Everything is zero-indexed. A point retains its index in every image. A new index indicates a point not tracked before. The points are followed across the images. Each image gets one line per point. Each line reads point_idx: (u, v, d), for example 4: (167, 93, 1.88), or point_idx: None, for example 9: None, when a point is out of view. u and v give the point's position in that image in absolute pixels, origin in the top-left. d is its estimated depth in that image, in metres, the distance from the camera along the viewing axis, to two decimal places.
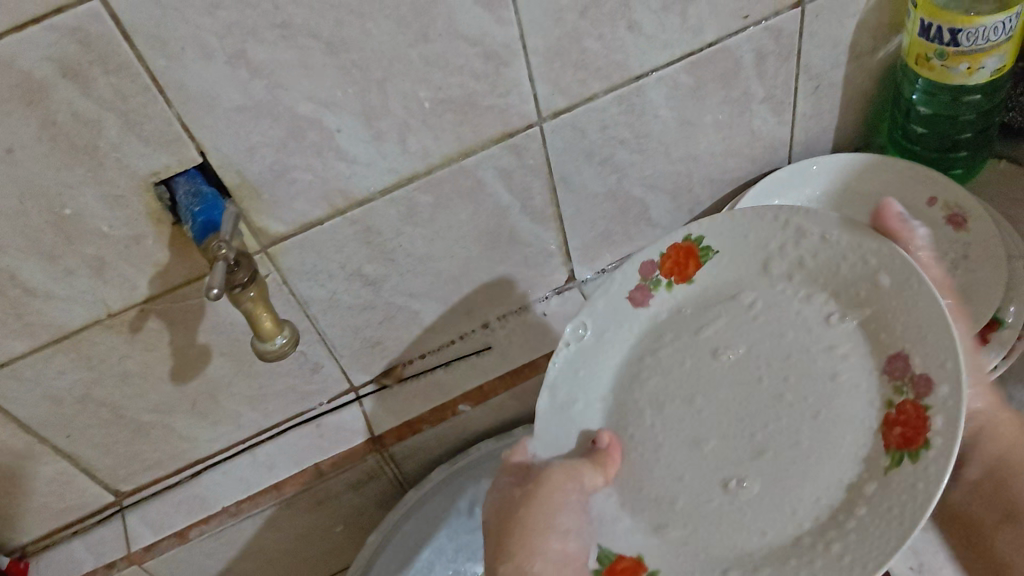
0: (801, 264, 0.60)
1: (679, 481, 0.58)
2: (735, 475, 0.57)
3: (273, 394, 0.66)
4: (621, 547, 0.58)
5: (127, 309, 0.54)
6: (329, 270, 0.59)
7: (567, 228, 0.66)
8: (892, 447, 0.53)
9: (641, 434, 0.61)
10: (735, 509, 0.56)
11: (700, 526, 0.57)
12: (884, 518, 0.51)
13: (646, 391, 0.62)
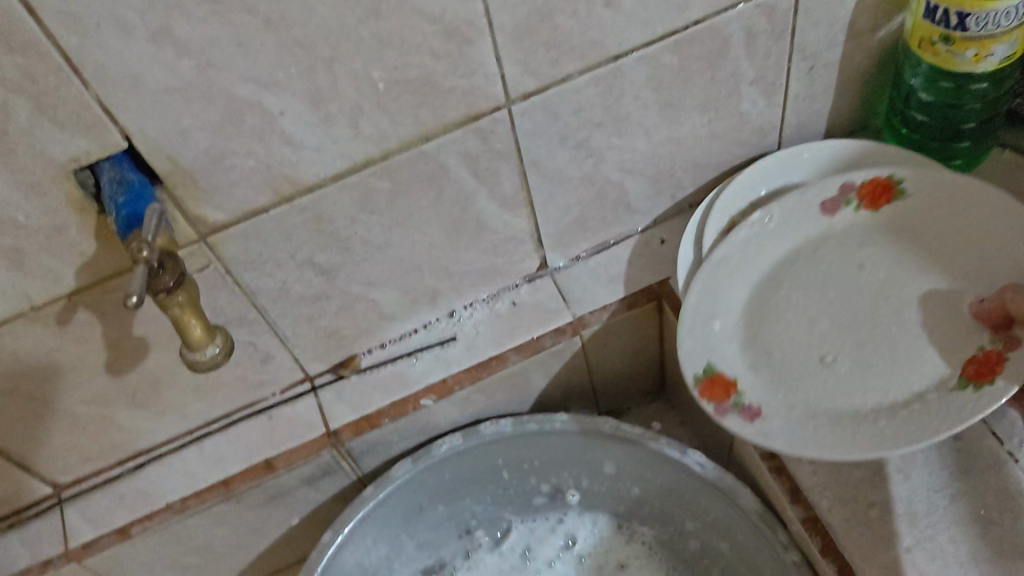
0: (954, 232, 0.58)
1: (770, 355, 0.58)
2: (828, 350, 0.58)
3: (222, 384, 0.62)
4: (724, 365, 0.58)
5: (53, 302, 0.50)
6: (277, 259, 0.55)
7: (540, 214, 0.62)
8: (963, 375, 0.53)
9: (771, 310, 0.60)
10: (825, 377, 0.57)
11: (781, 383, 0.57)
12: (929, 419, 0.52)
13: (796, 286, 0.61)
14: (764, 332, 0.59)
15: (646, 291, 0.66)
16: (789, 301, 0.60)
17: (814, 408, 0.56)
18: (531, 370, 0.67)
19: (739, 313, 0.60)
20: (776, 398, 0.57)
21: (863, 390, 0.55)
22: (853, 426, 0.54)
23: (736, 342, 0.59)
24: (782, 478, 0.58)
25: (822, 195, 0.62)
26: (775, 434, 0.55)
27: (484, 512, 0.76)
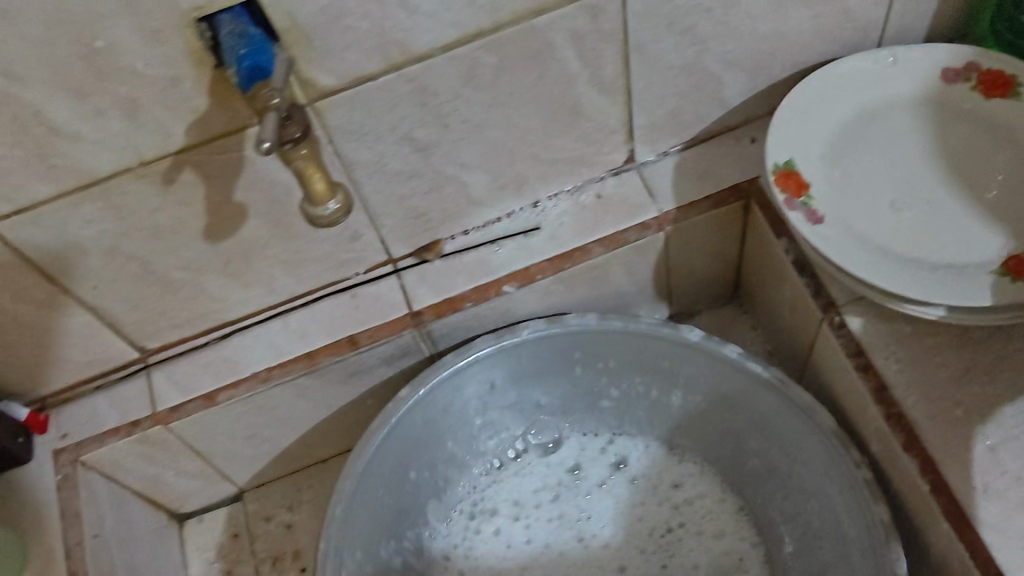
0: None
1: (843, 184, 0.59)
2: (898, 200, 0.58)
3: (309, 259, 0.63)
4: (803, 168, 0.59)
5: (161, 159, 0.50)
6: (378, 131, 0.54)
7: (635, 103, 0.61)
8: (1004, 264, 0.53)
9: (855, 150, 0.60)
10: (888, 218, 0.57)
11: (848, 206, 0.58)
12: (963, 282, 0.53)
13: (882, 138, 0.61)
14: (845, 166, 0.60)
15: (733, 189, 0.65)
16: (875, 150, 0.60)
17: (870, 237, 0.56)
18: (614, 263, 0.66)
19: (827, 137, 0.60)
20: (842, 212, 0.57)
21: (917, 241, 0.56)
22: (902, 261, 0.54)
23: (815, 159, 0.60)
24: (868, 377, 0.57)
25: (938, 65, 0.61)
26: (821, 233, 0.56)
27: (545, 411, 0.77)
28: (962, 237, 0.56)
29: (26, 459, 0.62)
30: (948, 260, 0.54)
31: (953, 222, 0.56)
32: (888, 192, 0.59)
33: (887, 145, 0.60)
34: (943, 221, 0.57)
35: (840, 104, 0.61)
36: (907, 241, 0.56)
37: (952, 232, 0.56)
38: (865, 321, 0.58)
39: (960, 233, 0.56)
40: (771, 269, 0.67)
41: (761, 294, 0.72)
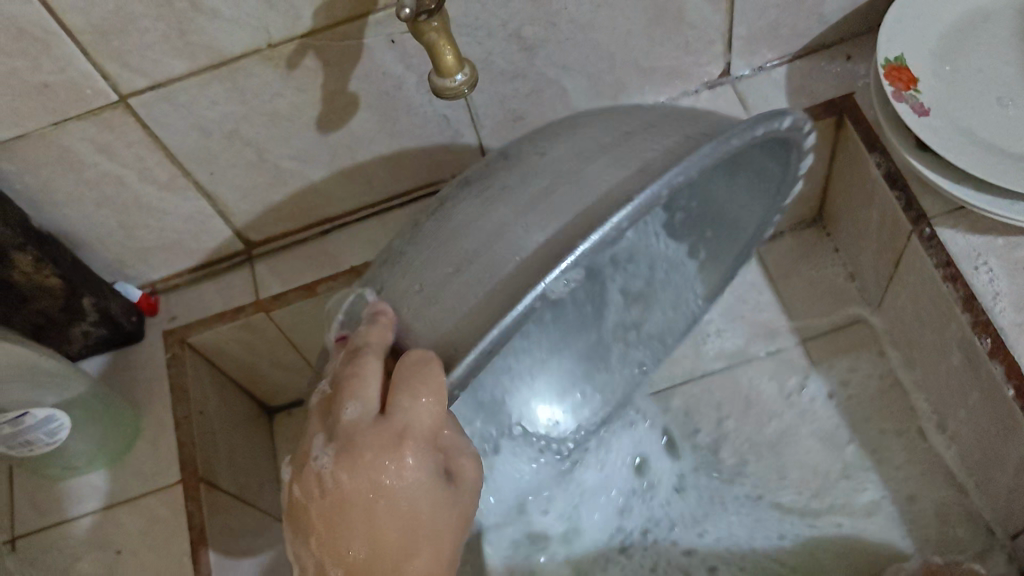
0: None
1: (951, 79, 0.59)
2: (1005, 99, 0.58)
3: (411, 159, 0.65)
4: (911, 64, 0.60)
5: (287, 42, 0.52)
6: (490, 26, 0.56)
7: (735, 13, 0.62)
8: None
9: (964, 50, 0.61)
10: (994, 114, 0.57)
11: (954, 99, 0.58)
12: None
13: (991, 41, 0.61)
14: (953, 64, 0.60)
15: (828, 104, 0.66)
16: (983, 52, 0.61)
17: (973, 130, 0.57)
18: None
19: (937, 36, 0.61)
20: (949, 107, 0.58)
21: (1020, 137, 0.56)
22: (1001, 155, 0.55)
23: (924, 56, 0.60)
24: (957, 286, 0.57)
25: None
26: (925, 121, 0.57)
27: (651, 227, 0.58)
28: None
29: (138, 337, 0.66)
30: None
31: None
32: (993, 90, 0.59)
33: (994, 46, 0.61)
34: None
35: (951, 8, 0.62)
36: (1009, 136, 0.56)
37: None
38: (955, 232, 0.59)
39: None
40: (859, 188, 0.68)
41: (846, 215, 0.73)
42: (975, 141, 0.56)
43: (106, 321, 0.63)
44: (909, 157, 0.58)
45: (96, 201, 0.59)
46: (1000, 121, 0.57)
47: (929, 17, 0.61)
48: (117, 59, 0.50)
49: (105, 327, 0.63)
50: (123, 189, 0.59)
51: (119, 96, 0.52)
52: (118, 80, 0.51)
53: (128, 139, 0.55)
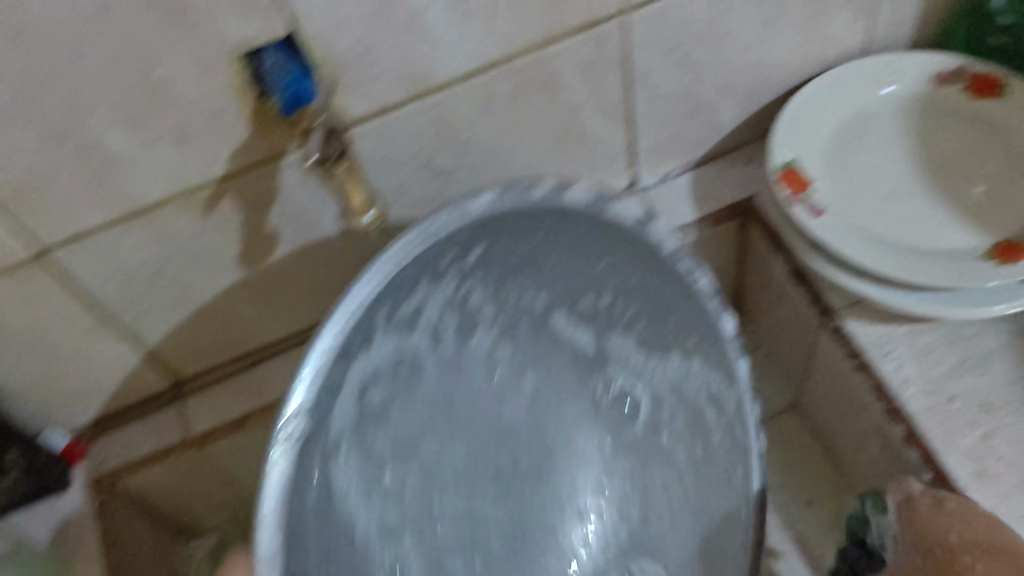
0: (1011, 153, 0.62)
1: (838, 181, 0.62)
2: (889, 196, 0.62)
3: (335, 286, 0.66)
4: (803, 165, 0.62)
5: (204, 187, 0.54)
6: (401, 156, 0.58)
7: (634, 130, 0.66)
8: (989, 254, 0.57)
9: (849, 150, 0.64)
10: (881, 213, 0.61)
11: (844, 200, 0.61)
12: (950, 271, 0.56)
13: (872, 138, 0.65)
14: (840, 164, 0.63)
15: (730, 209, 0.69)
16: (866, 151, 0.64)
17: (865, 229, 0.60)
18: None
19: (823, 137, 0.64)
20: (841, 208, 0.61)
21: (906, 233, 0.60)
22: (892, 250, 0.58)
23: (812, 157, 0.63)
24: (866, 375, 0.60)
25: (932, 67, 0.66)
26: (821, 223, 0.59)
27: (490, 284, 0.55)
28: (947, 231, 0.59)
29: (63, 486, 0.64)
30: (937, 253, 0.58)
31: (937, 217, 0.60)
32: (879, 187, 0.62)
33: (875, 144, 0.64)
34: (929, 215, 0.60)
35: (834, 107, 0.65)
36: (898, 235, 0.59)
37: (938, 226, 0.60)
38: (860, 322, 0.62)
39: (943, 227, 0.60)
40: (767, 285, 0.71)
41: (759, 309, 0.76)
42: (870, 238, 0.59)
43: (32, 474, 0.62)
44: (811, 255, 0.61)
45: (18, 353, 0.58)
46: (888, 219, 0.60)
47: (815, 120, 0.64)
48: (35, 216, 0.50)
49: (31, 480, 0.62)
50: (46, 339, 0.58)
51: (37, 249, 0.52)
52: (36, 236, 0.52)
53: (50, 291, 0.55)
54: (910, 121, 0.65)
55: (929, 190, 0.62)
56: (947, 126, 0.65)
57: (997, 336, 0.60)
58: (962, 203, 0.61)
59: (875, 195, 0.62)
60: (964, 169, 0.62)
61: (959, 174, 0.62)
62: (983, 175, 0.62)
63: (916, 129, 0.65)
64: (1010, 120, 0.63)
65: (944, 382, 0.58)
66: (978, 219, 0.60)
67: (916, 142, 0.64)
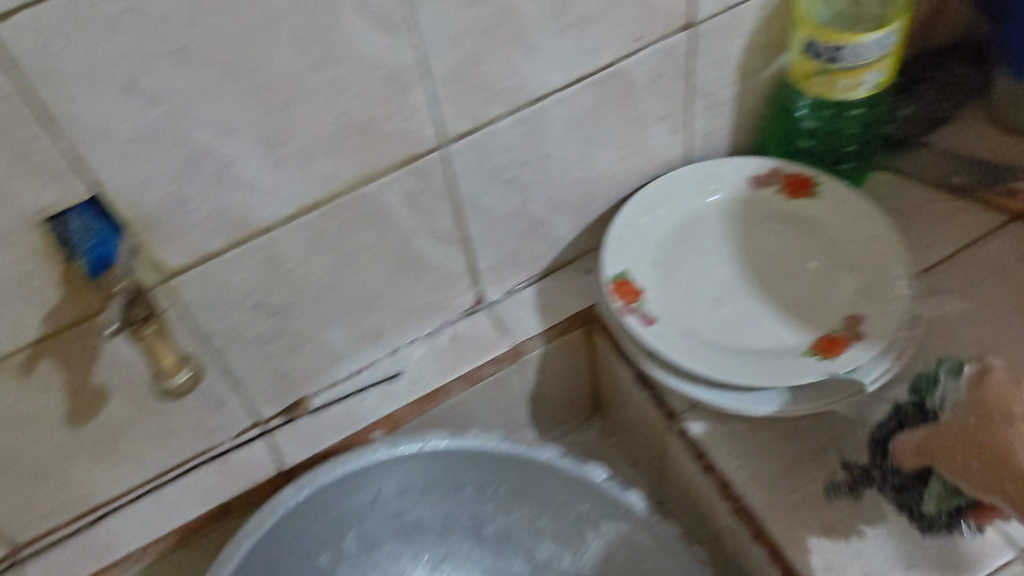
0: (829, 251, 0.65)
1: (669, 288, 0.65)
2: (719, 299, 0.64)
3: (179, 431, 0.64)
4: (633, 277, 0.65)
5: (19, 351, 0.52)
6: (231, 301, 0.58)
7: (473, 251, 0.67)
8: (813, 349, 0.59)
9: (678, 257, 0.67)
10: (711, 315, 0.63)
11: (674, 306, 0.63)
12: (776, 368, 0.58)
13: (699, 245, 0.67)
14: (670, 271, 0.66)
15: (575, 317, 0.71)
16: (694, 257, 0.67)
17: (695, 332, 0.62)
18: (474, 397, 0.72)
19: (653, 247, 0.67)
20: (671, 313, 0.63)
21: (735, 334, 0.62)
22: (720, 353, 0.60)
23: (642, 267, 0.66)
24: (713, 476, 0.61)
25: (747, 172, 0.69)
26: (652, 331, 0.61)
27: (398, 503, 0.72)
28: (773, 331, 0.62)
29: None
30: (765, 353, 0.60)
31: (763, 318, 0.63)
32: (708, 291, 0.64)
33: (702, 250, 0.67)
34: (756, 317, 0.63)
35: (661, 216, 0.68)
36: (727, 337, 0.62)
37: (765, 327, 0.62)
38: (702, 426, 0.63)
39: (770, 326, 0.62)
40: (616, 388, 0.73)
41: (615, 411, 0.77)
42: (699, 342, 0.61)
43: None
44: (646, 362, 0.62)
45: None
46: (718, 321, 0.63)
47: (644, 230, 0.67)
48: None
49: None
50: None
51: None
52: None
53: None
54: (735, 223, 0.69)
55: (755, 292, 0.64)
56: (769, 229, 0.68)
57: (832, 425, 0.61)
58: (786, 302, 0.63)
59: (705, 299, 0.64)
60: (787, 269, 0.65)
61: (782, 274, 0.65)
62: (804, 274, 0.65)
63: (740, 233, 0.68)
64: (825, 222, 0.67)
65: (785, 478, 0.59)
66: (802, 317, 0.62)
67: (741, 247, 0.67)
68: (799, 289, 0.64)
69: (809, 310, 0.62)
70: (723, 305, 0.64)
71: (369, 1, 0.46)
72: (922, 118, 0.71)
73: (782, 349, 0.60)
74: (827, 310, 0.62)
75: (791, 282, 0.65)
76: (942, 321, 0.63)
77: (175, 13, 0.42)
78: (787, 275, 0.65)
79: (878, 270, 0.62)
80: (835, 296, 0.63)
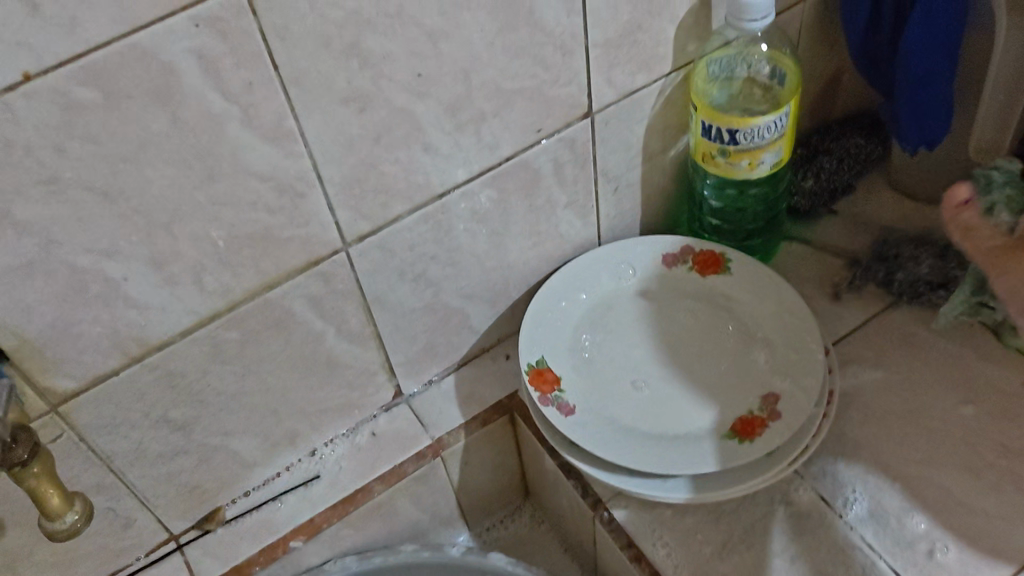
0: (742, 325, 0.65)
1: (586, 373, 0.64)
2: (636, 381, 0.63)
3: (82, 556, 0.61)
4: (550, 363, 0.64)
5: None
6: (130, 420, 0.55)
7: (388, 347, 0.66)
8: (731, 430, 0.59)
9: (594, 340, 0.66)
10: (628, 397, 0.62)
11: (591, 391, 0.63)
12: (693, 451, 0.58)
13: (615, 326, 0.67)
14: (586, 355, 0.65)
15: (497, 405, 0.70)
16: (610, 339, 0.66)
17: (612, 417, 0.61)
18: (397, 496, 0.69)
19: (570, 332, 0.66)
20: (589, 399, 0.62)
21: (653, 416, 0.61)
22: (639, 438, 0.59)
23: (558, 352, 0.65)
24: (642, 565, 0.59)
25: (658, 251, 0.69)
26: (569, 419, 0.60)
27: None
28: (691, 411, 0.61)
29: None
30: (684, 435, 0.59)
31: (680, 398, 0.62)
32: (626, 374, 0.64)
33: (618, 332, 0.67)
34: (673, 397, 0.62)
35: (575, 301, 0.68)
36: (646, 419, 0.61)
37: (683, 407, 0.61)
38: (628, 513, 0.61)
39: (688, 407, 0.61)
40: (545, 474, 0.71)
41: (546, 498, 0.75)
42: (617, 428, 0.60)
43: None
44: (567, 451, 0.61)
45: None
46: (635, 404, 0.62)
47: (558, 315, 0.67)
48: None
49: None
50: None
51: None
52: None
53: None
54: (649, 302, 0.68)
55: (672, 371, 0.64)
56: (683, 306, 0.68)
57: (757, 504, 0.60)
58: (702, 380, 0.63)
59: (621, 383, 0.63)
60: (703, 347, 0.65)
61: (698, 351, 0.65)
62: (720, 350, 0.65)
63: (654, 312, 0.68)
64: (737, 296, 0.67)
65: (713, 563, 0.57)
66: (720, 395, 0.62)
67: (656, 325, 0.67)
68: (716, 366, 0.64)
69: (726, 388, 0.62)
70: (641, 387, 0.63)
71: (255, 113, 0.46)
72: (819, 189, 0.73)
73: (701, 430, 0.60)
74: (743, 387, 0.62)
75: (707, 358, 0.64)
76: (853, 391, 0.64)
77: (45, 138, 0.41)
78: (703, 351, 0.65)
79: (791, 343, 0.62)
80: (751, 372, 0.63)
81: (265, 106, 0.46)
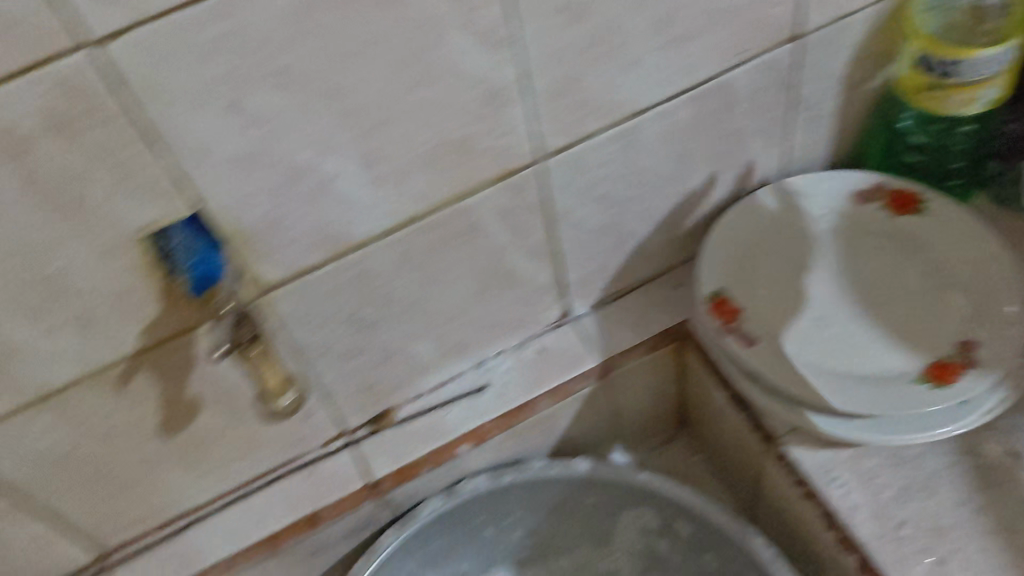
0: (935, 270, 0.63)
1: (767, 307, 0.63)
2: (821, 317, 0.62)
3: (265, 443, 0.64)
4: (731, 293, 0.63)
5: (116, 364, 0.51)
6: (323, 315, 0.57)
7: (564, 264, 0.66)
8: (924, 376, 0.57)
9: (776, 275, 0.65)
10: (812, 334, 0.61)
11: (773, 325, 0.62)
12: (883, 394, 0.56)
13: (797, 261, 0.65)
14: (767, 289, 0.64)
15: (666, 332, 0.69)
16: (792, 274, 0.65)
17: (797, 353, 0.60)
18: (561, 413, 0.70)
19: (751, 263, 0.65)
20: (771, 334, 0.61)
21: (839, 356, 0.59)
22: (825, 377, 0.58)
23: (739, 284, 0.64)
24: (815, 504, 0.58)
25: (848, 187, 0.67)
26: (752, 351, 0.59)
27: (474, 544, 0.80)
28: (879, 353, 0.59)
29: None
30: (873, 377, 0.58)
31: (867, 340, 0.60)
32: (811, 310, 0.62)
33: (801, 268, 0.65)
34: (859, 337, 0.60)
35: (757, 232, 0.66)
36: (832, 358, 0.59)
37: (870, 348, 0.60)
38: (802, 450, 0.60)
39: (876, 349, 0.60)
40: (708, 403, 0.70)
41: (704, 428, 0.75)
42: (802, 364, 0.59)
43: None
44: (747, 385, 0.60)
45: None
46: (820, 341, 0.60)
47: (739, 246, 0.65)
48: None
49: None
50: None
51: None
52: None
53: None
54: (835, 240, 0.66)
55: (858, 311, 0.62)
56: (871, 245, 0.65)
57: (941, 454, 0.58)
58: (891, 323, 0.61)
59: (804, 319, 0.62)
60: (892, 290, 0.63)
61: (886, 293, 0.63)
62: (909, 295, 0.62)
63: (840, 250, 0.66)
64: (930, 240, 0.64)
65: (893, 507, 0.56)
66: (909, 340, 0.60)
67: (841, 264, 0.65)
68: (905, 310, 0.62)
69: (915, 334, 0.60)
70: (825, 326, 0.61)
71: (474, 18, 0.46)
72: None
73: (890, 373, 0.58)
74: (934, 334, 0.60)
75: (895, 302, 0.62)
76: None
77: (280, 30, 0.41)
78: (891, 294, 0.63)
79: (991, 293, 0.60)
80: (943, 318, 0.60)
81: (484, 11, 0.46)
